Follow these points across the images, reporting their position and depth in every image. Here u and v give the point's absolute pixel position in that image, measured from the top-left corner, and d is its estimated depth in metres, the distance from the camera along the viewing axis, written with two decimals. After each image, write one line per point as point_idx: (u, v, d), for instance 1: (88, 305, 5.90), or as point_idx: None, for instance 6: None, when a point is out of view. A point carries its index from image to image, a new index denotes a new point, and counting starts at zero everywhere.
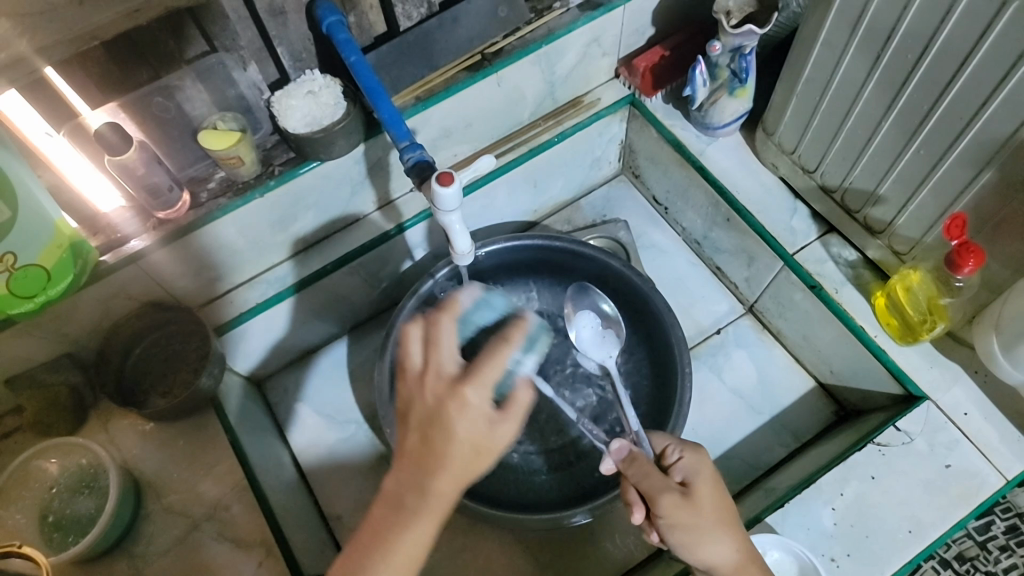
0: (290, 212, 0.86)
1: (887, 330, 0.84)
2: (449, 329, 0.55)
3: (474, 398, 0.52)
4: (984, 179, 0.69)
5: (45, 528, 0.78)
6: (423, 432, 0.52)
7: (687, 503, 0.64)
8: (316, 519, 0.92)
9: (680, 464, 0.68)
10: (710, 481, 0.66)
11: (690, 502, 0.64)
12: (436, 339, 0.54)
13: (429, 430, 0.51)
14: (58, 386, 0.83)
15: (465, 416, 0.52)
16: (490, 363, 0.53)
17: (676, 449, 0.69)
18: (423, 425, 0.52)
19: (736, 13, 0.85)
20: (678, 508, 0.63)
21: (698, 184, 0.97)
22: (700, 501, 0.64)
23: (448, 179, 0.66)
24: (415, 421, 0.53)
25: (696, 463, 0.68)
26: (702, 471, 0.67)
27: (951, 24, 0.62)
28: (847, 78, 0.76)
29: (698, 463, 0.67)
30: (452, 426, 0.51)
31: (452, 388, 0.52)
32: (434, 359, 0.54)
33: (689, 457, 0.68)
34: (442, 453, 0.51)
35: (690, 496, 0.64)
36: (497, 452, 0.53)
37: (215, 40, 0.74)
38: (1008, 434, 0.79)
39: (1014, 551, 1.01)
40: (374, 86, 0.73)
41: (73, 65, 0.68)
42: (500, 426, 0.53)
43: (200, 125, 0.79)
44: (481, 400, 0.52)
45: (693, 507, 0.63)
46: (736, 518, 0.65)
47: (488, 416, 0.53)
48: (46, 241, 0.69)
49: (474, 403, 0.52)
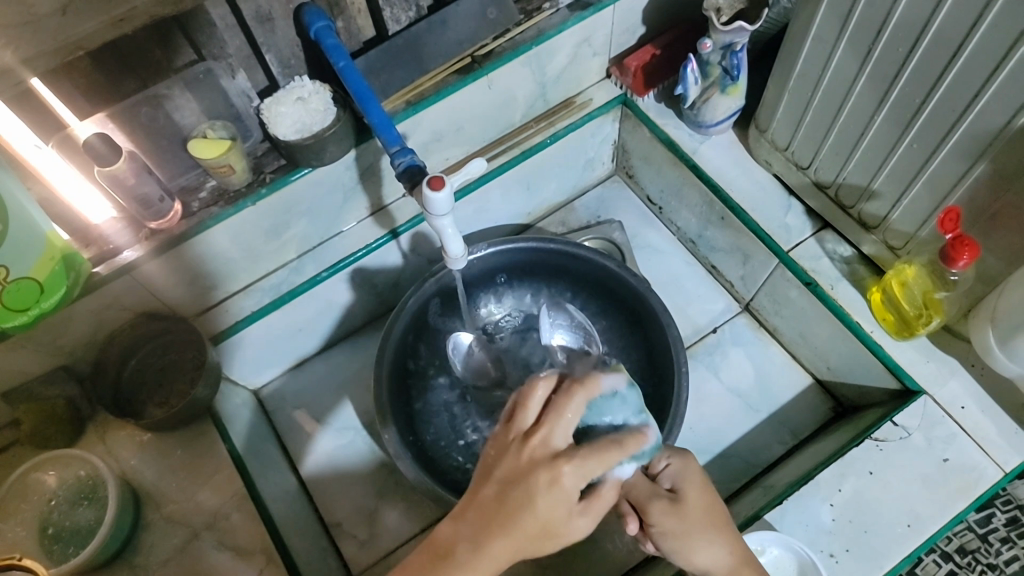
0: (283, 219, 0.86)
1: (883, 325, 0.84)
2: (575, 407, 0.56)
3: (567, 481, 0.53)
4: (977, 171, 0.68)
5: (45, 541, 0.78)
6: (503, 488, 0.53)
7: (675, 511, 0.64)
8: (317, 527, 0.92)
9: (666, 471, 0.67)
10: (697, 485, 0.66)
11: (678, 509, 0.64)
12: (561, 411, 0.55)
13: (513, 490, 0.52)
14: (56, 399, 0.83)
15: (553, 494, 0.53)
16: (599, 462, 0.55)
17: (661, 456, 0.68)
18: (507, 483, 0.53)
19: (726, 11, 0.84)
20: (667, 516, 0.64)
21: (692, 183, 0.97)
22: (687, 507, 0.64)
23: (440, 184, 0.66)
24: (499, 475, 0.54)
25: (682, 469, 0.67)
26: (689, 476, 0.67)
27: (941, 16, 0.62)
28: (838, 73, 0.76)
29: (684, 470, 0.67)
30: (536, 497, 0.52)
31: (553, 461, 0.53)
32: (547, 428, 0.54)
33: (675, 463, 0.67)
34: (517, 518, 0.52)
35: (677, 503, 0.65)
36: (560, 540, 0.55)
37: (203, 49, 0.74)
38: (1005, 427, 0.79)
39: (1015, 543, 1.02)
40: (364, 92, 0.73)
41: (60, 75, 0.68)
42: (577, 520, 0.55)
43: (190, 134, 0.79)
44: (573, 486, 0.53)
45: (682, 515, 0.64)
46: (726, 519, 0.65)
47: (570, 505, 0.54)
48: (38, 252, 0.69)
49: (566, 487, 0.53)
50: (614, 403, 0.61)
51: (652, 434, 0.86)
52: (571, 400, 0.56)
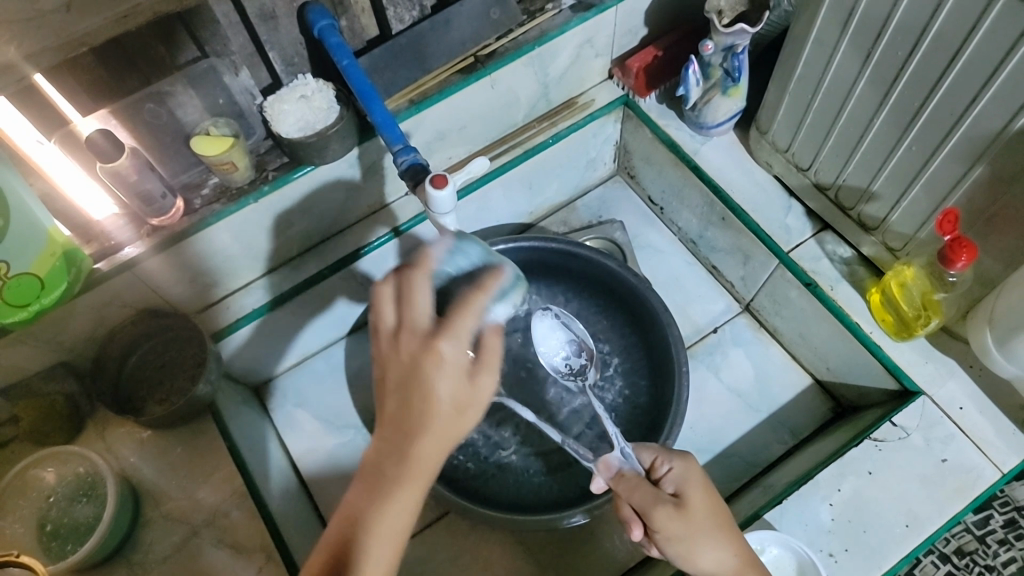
0: (285, 217, 0.86)
1: (882, 326, 0.84)
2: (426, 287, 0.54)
3: (448, 351, 0.51)
4: (975, 174, 0.69)
5: (43, 538, 0.77)
6: (401, 387, 0.51)
7: (680, 515, 0.64)
8: (316, 525, 0.92)
9: (669, 475, 0.68)
10: (701, 490, 0.66)
11: (682, 511, 0.64)
12: (410, 295, 0.53)
13: (405, 392, 0.51)
14: (54, 396, 0.84)
15: (444, 372, 0.51)
16: (462, 315, 0.52)
17: (663, 459, 0.69)
18: (402, 383, 0.51)
19: (727, 13, 0.85)
20: (673, 520, 0.64)
21: (693, 184, 0.97)
22: (692, 511, 0.64)
23: (443, 182, 0.66)
24: (392, 384, 0.52)
25: (684, 472, 0.68)
26: (692, 480, 0.67)
27: (940, 20, 0.63)
28: (838, 76, 0.77)
29: (688, 473, 0.67)
30: (431, 382, 0.50)
31: (427, 342, 0.51)
32: (405, 316, 0.52)
33: (679, 466, 0.68)
34: (420, 414, 0.51)
35: (682, 506, 0.64)
36: (482, 404, 0.53)
37: (206, 46, 0.74)
38: (1003, 427, 0.80)
39: (1013, 544, 1.02)
40: (368, 89, 0.73)
41: (64, 72, 0.68)
42: (480, 377, 0.53)
43: (193, 131, 0.79)
44: (456, 354, 0.51)
45: (687, 519, 0.64)
46: (730, 520, 0.65)
47: (466, 368, 0.52)
48: (39, 248, 0.69)
49: (450, 356, 0.51)
50: (456, 258, 0.61)
51: (652, 433, 0.86)
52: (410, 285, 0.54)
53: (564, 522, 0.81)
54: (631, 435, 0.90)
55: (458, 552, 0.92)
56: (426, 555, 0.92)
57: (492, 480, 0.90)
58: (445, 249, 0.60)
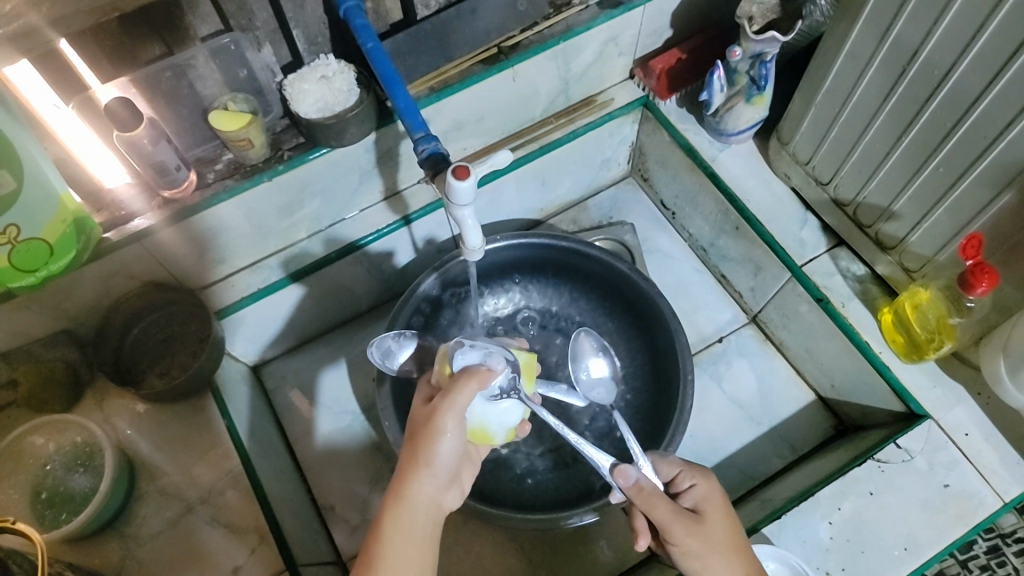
0: (296, 198, 0.85)
1: (892, 347, 0.83)
2: (468, 391, 0.60)
3: (437, 473, 0.59)
4: (1003, 200, 0.68)
5: (38, 506, 0.77)
6: (395, 499, 0.58)
7: (697, 531, 0.64)
8: (308, 508, 0.91)
9: (691, 491, 0.67)
10: (721, 509, 0.66)
11: (698, 528, 0.64)
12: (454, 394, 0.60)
13: (393, 501, 0.58)
14: (55, 362, 0.83)
15: (432, 484, 0.59)
16: (428, 449, 0.59)
17: (686, 474, 0.69)
18: (398, 505, 0.58)
19: (758, 19, 0.84)
20: (690, 536, 0.63)
21: (707, 191, 0.96)
22: (709, 528, 0.64)
23: (465, 173, 0.65)
24: (394, 510, 0.58)
25: (707, 490, 0.67)
26: (713, 500, 0.66)
27: (982, 41, 0.61)
28: (869, 90, 0.75)
29: (709, 491, 0.67)
30: (416, 488, 0.59)
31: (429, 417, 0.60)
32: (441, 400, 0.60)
33: (701, 484, 0.67)
34: (410, 519, 0.58)
35: (699, 522, 0.64)
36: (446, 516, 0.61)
37: (230, 20, 0.73)
38: (1007, 456, 0.79)
39: (995, 571, 0.98)
40: (391, 74, 0.71)
41: (86, 37, 0.66)
42: (452, 491, 0.62)
43: (211, 105, 0.78)
44: (445, 468, 0.60)
45: (702, 536, 0.64)
46: (744, 537, 0.66)
47: (446, 481, 0.61)
48: (50, 213, 0.68)
49: (436, 472, 0.59)
50: (467, 219, 0.71)
51: (653, 438, 0.85)
52: (454, 391, 0.59)
53: (570, 522, 0.78)
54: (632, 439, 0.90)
55: (446, 547, 0.91)
56: None
57: (487, 475, 0.89)
58: (474, 221, 0.71)
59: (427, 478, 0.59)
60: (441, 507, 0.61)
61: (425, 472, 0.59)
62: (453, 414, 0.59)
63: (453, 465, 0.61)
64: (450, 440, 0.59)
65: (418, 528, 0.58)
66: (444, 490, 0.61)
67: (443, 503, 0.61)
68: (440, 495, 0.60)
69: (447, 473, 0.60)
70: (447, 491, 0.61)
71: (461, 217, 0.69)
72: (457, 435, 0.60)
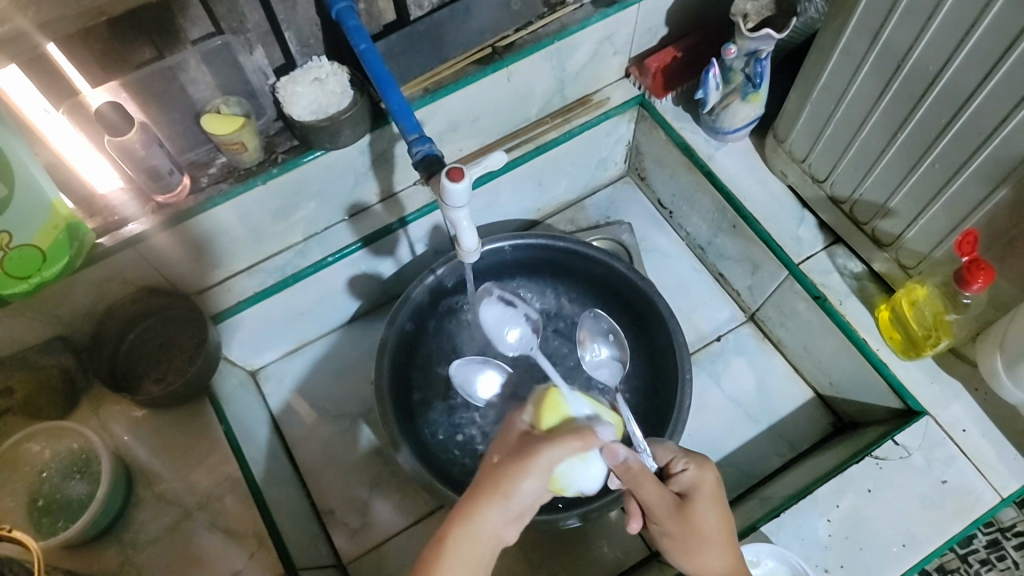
0: (292, 201, 0.84)
1: (890, 344, 0.84)
2: (565, 448, 0.61)
3: (510, 506, 0.59)
4: (998, 196, 0.68)
5: (34, 513, 0.76)
6: (461, 519, 0.57)
7: (678, 516, 0.65)
8: (308, 512, 0.91)
9: (682, 476, 0.67)
10: (711, 497, 0.66)
11: (681, 513, 0.65)
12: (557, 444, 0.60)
13: (458, 520, 0.57)
14: (52, 368, 0.82)
15: (500, 513, 0.58)
16: (510, 482, 0.58)
17: (680, 460, 0.68)
18: (461, 526, 0.57)
19: (753, 17, 0.83)
20: (670, 518, 0.65)
21: (704, 189, 0.96)
22: (693, 516, 0.65)
23: (459, 174, 0.65)
24: (456, 530, 0.57)
25: (698, 478, 0.67)
26: (705, 488, 0.66)
27: (975, 38, 0.61)
28: (864, 88, 0.75)
29: (701, 479, 0.66)
30: (485, 513, 0.58)
31: (525, 453, 0.60)
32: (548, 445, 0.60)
33: (694, 470, 0.67)
34: (470, 542, 0.57)
35: (683, 507, 0.65)
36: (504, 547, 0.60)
37: (221, 23, 0.72)
38: (1004, 451, 0.79)
39: (995, 565, 0.98)
40: (384, 77, 0.71)
41: (75, 42, 0.66)
42: (517, 525, 0.60)
43: (203, 109, 0.77)
44: (518, 503, 0.59)
45: (684, 522, 0.65)
46: (732, 523, 0.66)
47: (514, 515, 0.59)
48: (42, 220, 0.68)
49: (510, 505, 0.58)
50: (461, 220, 0.70)
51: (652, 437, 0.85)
52: (563, 445, 0.61)
53: (562, 524, 0.78)
54: None
55: None
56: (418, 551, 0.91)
57: None
58: (468, 220, 0.71)
59: (499, 511, 0.58)
60: (502, 542, 0.59)
61: (499, 503, 0.58)
62: (546, 461, 0.59)
63: (528, 505, 0.60)
64: (534, 483, 0.59)
65: (478, 558, 0.57)
66: (510, 523, 0.59)
67: (505, 537, 0.60)
68: (504, 529, 0.59)
69: (519, 509, 0.59)
70: (512, 525, 0.60)
71: (456, 218, 0.69)
72: (541, 481, 0.60)
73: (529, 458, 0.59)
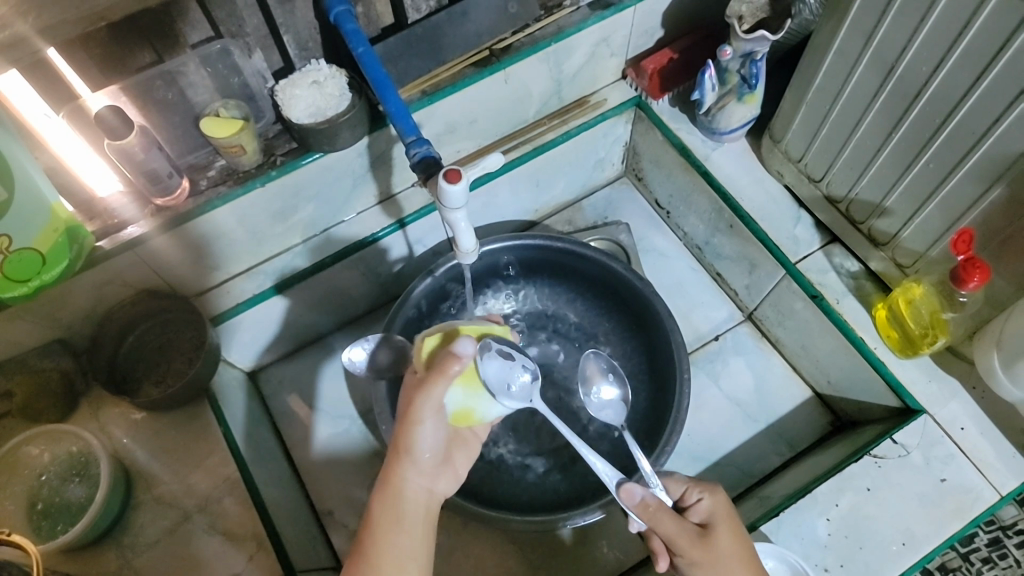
0: (290, 203, 0.85)
1: (887, 342, 0.84)
2: (438, 389, 0.60)
3: (421, 458, 0.63)
4: (993, 195, 0.68)
5: (33, 517, 0.76)
6: (383, 489, 0.62)
7: (702, 547, 0.64)
8: (308, 514, 0.91)
9: (698, 506, 0.67)
10: (728, 523, 0.66)
11: (704, 543, 0.64)
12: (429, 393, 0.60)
13: (381, 492, 0.62)
14: (50, 371, 0.82)
15: (418, 470, 0.63)
16: (409, 437, 0.62)
17: (692, 490, 0.69)
18: (389, 494, 0.61)
19: (748, 19, 0.84)
20: (695, 550, 0.64)
21: (701, 189, 0.96)
22: (715, 543, 0.64)
23: (457, 177, 0.65)
24: (382, 497, 0.62)
25: (714, 505, 0.67)
26: (721, 514, 0.66)
27: (968, 38, 0.62)
28: (858, 88, 0.76)
29: (717, 506, 0.67)
30: (407, 477, 0.62)
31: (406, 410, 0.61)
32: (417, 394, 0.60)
33: (708, 499, 0.67)
34: (402, 507, 0.61)
35: (705, 537, 0.64)
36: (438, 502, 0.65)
37: (220, 26, 0.73)
38: (1003, 449, 0.80)
39: (996, 563, 0.98)
40: (382, 78, 0.71)
41: (75, 46, 0.66)
42: (442, 477, 0.65)
43: (202, 112, 0.78)
44: (425, 456, 0.63)
45: (709, 551, 0.64)
46: (751, 550, 0.66)
47: (433, 466, 0.64)
48: (42, 224, 0.68)
49: (420, 459, 0.63)
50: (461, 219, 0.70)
51: (651, 437, 0.85)
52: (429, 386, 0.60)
53: (567, 523, 0.78)
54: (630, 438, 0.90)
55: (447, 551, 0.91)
56: None
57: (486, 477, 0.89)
58: (467, 221, 0.71)
59: (412, 467, 0.62)
60: (435, 496, 0.64)
61: (408, 460, 0.62)
62: (430, 405, 0.61)
63: (437, 453, 0.64)
64: (428, 429, 0.62)
65: (411, 514, 0.62)
66: (433, 473, 0.64)
67: (433, 490, 0.64)
68: (430, 482, 0.64)
69: (430, 458, 0.63)
70: (436, 476, 0.65)
71: (456, 218, 0.69)
72: (434, 424, 0.62)
73: (411, 410, 0.60)
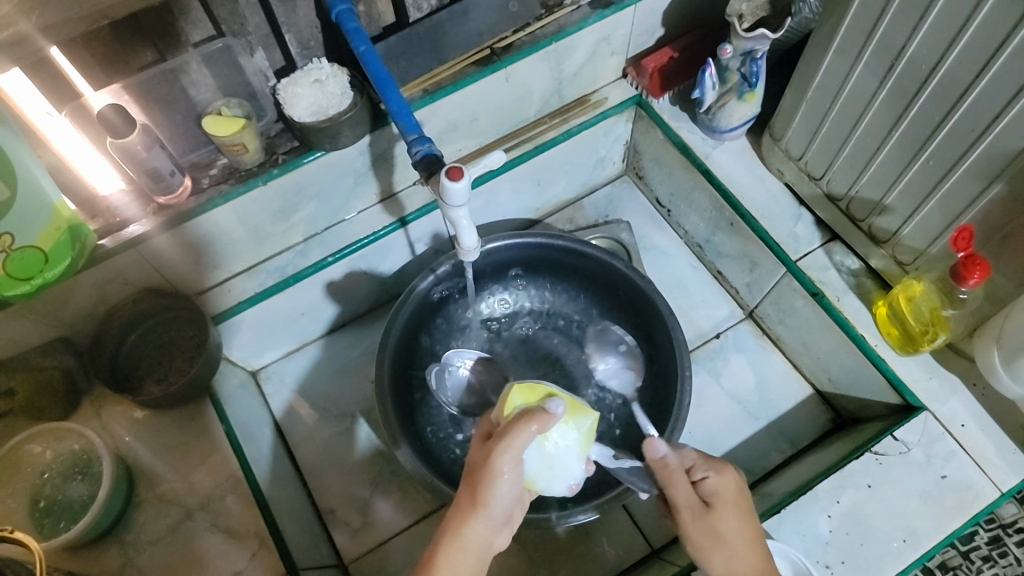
0: (293, 201, 0.85)
1: (888, 340, 0.84)
2: (525, 439, 0.58)
3: (494, 511, 0.58)
4: (993, 192, 0.69)
5: (36, 514, 0.76)
6: (447, 534, 0.58)
7: (704, 520, 0.64)
8: (309, 512, 0.91)
9: (704, 484, 0.66)
10: (731, 499, 0.65)
11: (707, 516, 0.65)
12: (513, 446, 0.58)
13: (444, 539, 0.58)
14: (52, 369, 0.83)
15: (486, 521, 0.58)
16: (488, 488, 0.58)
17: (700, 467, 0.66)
18: (451, 544, 0.58)
19: (748, 17, 0.84)
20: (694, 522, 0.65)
21: (702, 188, 0.96)
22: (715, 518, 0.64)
23: (458, 174, 0.65)
24: (443, 546, 0.58)
25: (720, 481, 0.66)
26: (724, 490, 0.65)
27: (968, 35, 0.62)
28: (859, 86, 0.76)
29: (721, 484, 0.66)
30: (471, 526, 0.58)
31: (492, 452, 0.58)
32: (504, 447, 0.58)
33: (715, 478, 0.66)
34: (458, 558, 0.57)
35: (708, 511, 0.65)
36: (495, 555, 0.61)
37: (222, 25, 0.73)
38: (1003, 446, 0.80)
39: (997, 561, 0.99)
40: (383, 77, 0.71)
41: (78, 44, 0.67)
42: (503, 528, 0.61)
43: (205, 111, 0.78)
44: (500, 507, 0.59)
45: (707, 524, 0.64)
46: (755, 527, 0.66)
47: (501, 518, 0.60)
48: (44, 222, 0.68)
49: (493, 511, 0.58)
50: (461, 215, 0.70)
51: (652, 434, 0.86)
52: (516, 437, 0.58)
53: (567, 521, 0.78)
54: (631, 435, 0.91)
55: None
56: (420, 551, 0.91)
57: None
58: (469, 219, 0.71)
59: (483, 521, 0.58)
60: (492, 548, 0.60)
61: (482, 513, 0.58)
62: (512, 460, 0.58)
63: (509, 508, 0.60)
64: (508, 485, 0.58)
65: (468, 568, 0.58)
66: (499, 525, 0.60)
67: (494, 544, 0.60)
68: (494, 535, 0.59)
69: (504, 512, 0.59)
70: (500, 528, 0.60)
71: (455, 217, 0.69)
72: (513, 481, 0.58)
73: (495, 463, 0.57)
